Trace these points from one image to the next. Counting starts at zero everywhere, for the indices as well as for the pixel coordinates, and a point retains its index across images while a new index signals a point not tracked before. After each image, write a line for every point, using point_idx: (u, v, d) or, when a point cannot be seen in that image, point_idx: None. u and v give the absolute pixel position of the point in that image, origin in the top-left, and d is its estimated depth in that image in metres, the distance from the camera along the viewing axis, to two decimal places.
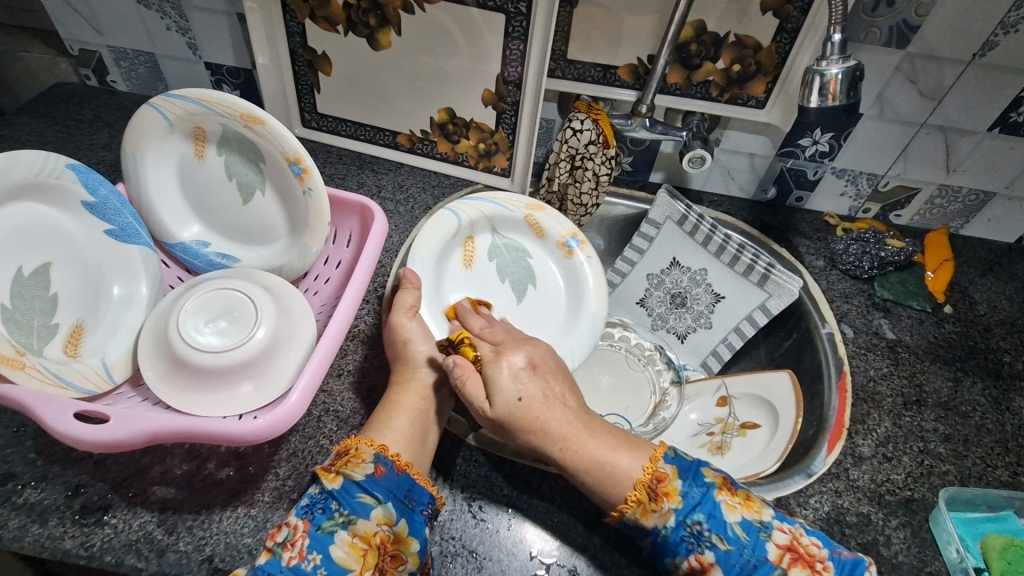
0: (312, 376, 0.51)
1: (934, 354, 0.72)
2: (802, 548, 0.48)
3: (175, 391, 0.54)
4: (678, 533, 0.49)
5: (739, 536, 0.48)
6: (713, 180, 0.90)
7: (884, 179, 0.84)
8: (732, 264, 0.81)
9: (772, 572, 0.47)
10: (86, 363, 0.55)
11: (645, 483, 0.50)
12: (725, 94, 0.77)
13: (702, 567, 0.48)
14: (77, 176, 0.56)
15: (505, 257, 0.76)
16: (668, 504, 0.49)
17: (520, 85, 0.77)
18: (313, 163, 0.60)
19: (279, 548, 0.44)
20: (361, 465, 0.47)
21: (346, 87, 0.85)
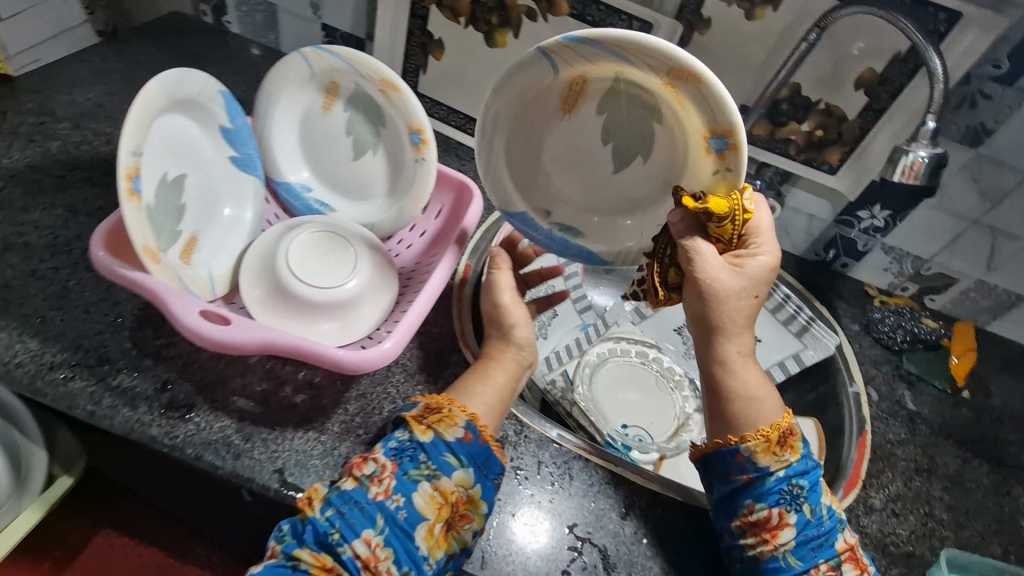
0: (406, 329, 0.55)
1: (948, 431, 0.77)
2: (860, 557, 0.54)
3: (274, 316, 0.59)
4: (777, 485, 0.53)
5: (824, 516, 0.53)
6: (769, 232, 0.96)
7: (927, 264, 0.89)
8: (775, 311, 0.88)
9: (834, 557, 0.52)
10: (196, 273, 0.59)
11: (780, 429, 0.54)
12: (801, 154, 0.83)
13: (780, 521, 0.52)
14: (226, 104, 0.61)
15: (623, 116, 0.61)
16: (789, 457, 0.54)
17: None
18: (432, 137, 0.65)
19: (366, 480, 0.48)
20: (454, 428, 0.52)
21: (451, 73, 0.90)
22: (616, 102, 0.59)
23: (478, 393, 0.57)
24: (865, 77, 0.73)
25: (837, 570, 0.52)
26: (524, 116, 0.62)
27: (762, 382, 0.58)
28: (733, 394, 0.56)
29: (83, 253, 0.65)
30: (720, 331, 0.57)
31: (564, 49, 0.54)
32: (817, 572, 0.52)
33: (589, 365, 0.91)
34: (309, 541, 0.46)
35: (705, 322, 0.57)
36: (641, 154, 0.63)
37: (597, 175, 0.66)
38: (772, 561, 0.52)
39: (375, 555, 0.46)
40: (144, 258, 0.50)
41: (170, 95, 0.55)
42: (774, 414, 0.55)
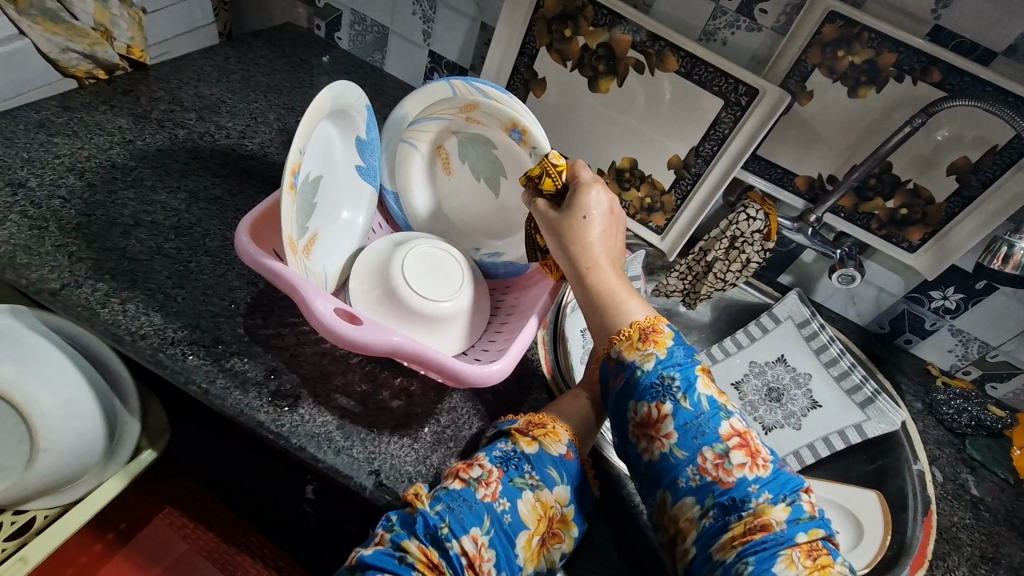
0: (516, 352, 0.57)
1: (1012, 521, 0.77)
2: (752, 443, 0.50)
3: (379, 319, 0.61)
4: (650, 379, 0.52)
5: (701, 404, 0.51)
6: (835, 299, 0.97)
7: (994, 350, 0.89)
8: (839, 378, 0.89)
9: (717, 443, 0.49)
10: (316, 268, 0.62)
11: (642, 327, 0.55)
12: (882, 229, 0.85)
13: (658, 414, 0.51)
14: (368, 118, 0.66)
15: (470, 150, 0.69)
16: (653, 350, 0.53)
17: (708, 161, 0.86)
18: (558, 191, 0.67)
19: (473, 482, 0.50)
20: (557, 443, 0.55)
21: (548, 111, 0.95)
22: (468, 148, 0.69)
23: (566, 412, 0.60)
24: (959, 164, 0.76)
25: (725, 457, 0.48)
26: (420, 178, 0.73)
27: (626, 287, 0.60)
28: (625, 304, 0.58)
29: (204, 238, 0.68)
30: (583, 246, 0.60)
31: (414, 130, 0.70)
32: (704, 462, 0.49)
33: None
34: (417, 532, 0.47)
35: (567, 252, 0.60)
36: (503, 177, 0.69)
37: (498, 210, 0.72)
38: (664, 460, 0.50)
39: (480, 554, 0.46)
40: (287, 249, 0.54)
41: (334, 103, 0.59)
42: (637, 313, 0.57)
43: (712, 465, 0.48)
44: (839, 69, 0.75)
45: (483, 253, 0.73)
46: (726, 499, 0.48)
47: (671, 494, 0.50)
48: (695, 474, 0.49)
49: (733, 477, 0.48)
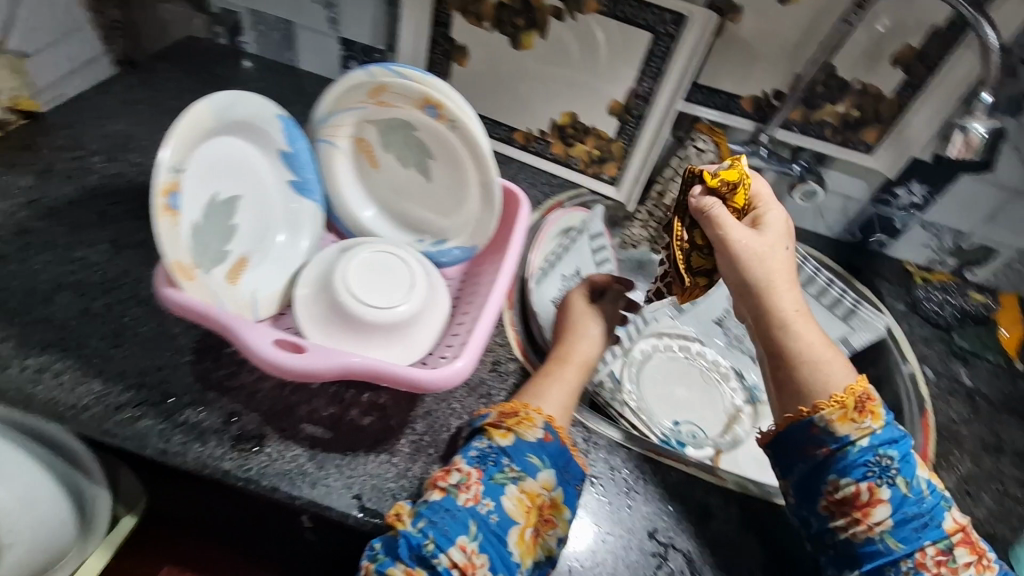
0: (476, 346, 0.55)
1: (1009, 405, 0.77)
2: (974, 539, 0.52)
3: (331, 336, 0.58)
4: (862, 457, 0.51)
5: (924, 492, 0.51)
6: (804, 216, 0.95)
7: (967, 237, 0.89)
8: (818, 297, 0.86)
9: (942, 538, 0.50)
10: (240, 294, 0.59)
11: (856, 395, 0.52)
12: (838, 136, 0.82)
13: (872, 495, 0.50)
14: (284, 128, 0.62)
15: (392, 136, 0.65)
16: (870, 423, 0.51)
17: (648, 101, 0.83)
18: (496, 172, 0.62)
19: (454, 488, 0.49)
20: (534, 428, 0.54)
21: (476, 79, 0.89)
22: (394, 135, 0.64)
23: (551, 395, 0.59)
24: (904, 53, 0.72)
25: (950, 555, 0.50)
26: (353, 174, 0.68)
27: (826, 342, 0.55)
28: (829, 368, 0.53)
29: (134, 288, 0.64)
30: (771, 288, 0.56)
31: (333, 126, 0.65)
32: (923, 556, 0.50)
33: (635, 364, 0.90)
34: (406, 554, 0.46)
35: (745, 281, 0.57)
36: (434, 161, 0.64)
37: (436, 194, 0.67)
38: (869, 544, 0.50)
39: (472, 562, 0.46)
40: (177, 275, 0.50)
41: (222, 118, 0.55)
42: (847, 378, 0.53)
43: (932, 562, 0.50)
44: None
45: (426, 244, 0.69)
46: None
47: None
48: (908, 567, 0.49)
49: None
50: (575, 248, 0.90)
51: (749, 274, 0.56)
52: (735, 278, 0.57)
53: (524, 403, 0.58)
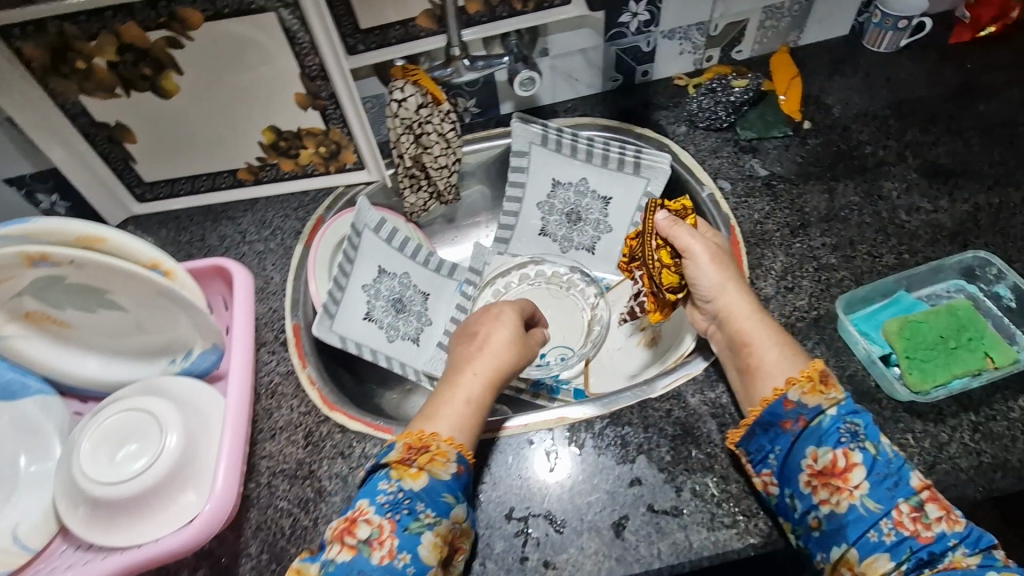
0: (233, 462, 0.56)
1: (805, 173, 0.75)
2: (943, 497, 0.47)
3: (120, 528, 0.53)
4: (834, 424, 0.49)
5: (892, 452, 0.48)
6: (561, 89, 0.88)
7: (712, 23, 0.84)
8: (605, 164, 0.84)
9: (914, 494, 0.46)
10: None
11: (819, 369, 0.50)
12: (529, 3, 0.74)
13: (846, 461, 0.47)
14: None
15: (51, 293, 0.57)
16: (836, 393, 0.49)
17: (326, 76, 0.73)
18: (173, 262, 0.57)
19: (366, 546, 0.47)
20: (447, 464, 0.51)
21: (159, 146, 0.79)
22: (51, 295, 0.57)
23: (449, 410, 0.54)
24: None
25: (922, 509, 0.46)
26: (62, 348, 0.61)
27: (777, 333, 0.55)
28: (765, 345, 0.54)
29: None
30: (722, 290, 0.58)
31: None
32: (899, 514, 0.46)
33: None
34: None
35: (713, 283, 0.58)
36: (107, 290, 0.57)
37: (143, 313, 0.60)
38: (850, 513, 0.46)
39: None
40: None
41: None
42: (799, 363, 0.52)
43: (909, 520, 0.45)
44: None
45: (179, 362, 0.63)
46: (924, 556, 0.44)
47: (857, 549, 0.46)
48: (888, 528, 0.45)
49: (932, 531, 0.45)
50: (363, 251, 0.80)
51: (709, 287, 0.58)
52: (712, 281, 0.58)
53: (423, 431, 0.53)
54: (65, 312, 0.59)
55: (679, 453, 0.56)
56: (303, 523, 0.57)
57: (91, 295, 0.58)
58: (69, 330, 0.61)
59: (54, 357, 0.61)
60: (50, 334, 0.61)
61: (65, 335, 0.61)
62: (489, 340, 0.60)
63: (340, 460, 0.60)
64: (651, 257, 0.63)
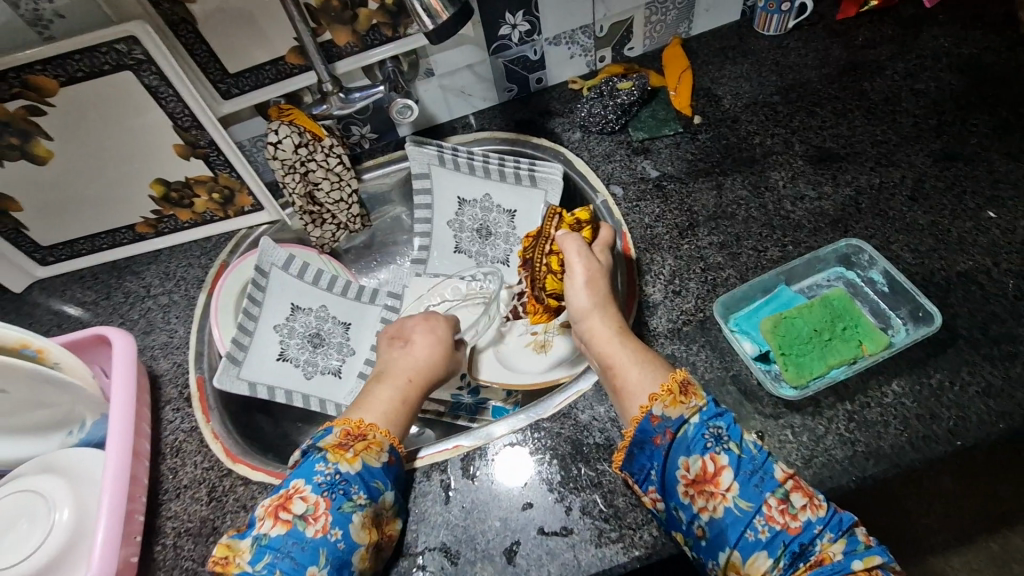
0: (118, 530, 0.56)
1: (696, 170, 0.75)
2: (804, 484, 0.48)
3: None
4: (699, 431, 0.49)
5: (754, 449, 0.49)
6: (455, 106, 0.87)
7: (597, 24, 0.83)
8: (503, 178, 0.84)
9: (779, 487, 0.47)
10: None
11: (677, 380, 0.52)
12: (399, 29, 0.73)
13: (714, 467, 0.48)
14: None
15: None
16: (696, 400, 0.51)
17: (201, 125, 0.72)
18: (46, 341, 0.59)
19: (302, 521, 0.50)
20: (378, 453, 0.55)
21: (47, 211, 0.78)
22: None
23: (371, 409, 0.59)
24: None
25: (788, 501, 0.46)
26: None
27: (641, 351, 0.56)
28: (626, 366, 0.55)
29: None
30: (591, 314, 0.59)
31: None
32: (769, 509, 0.46)
33: None
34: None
35: (589, 307, 0.59)
36: None
37: (28, 392, 0.60)
38: (727, 515, 0.47)
39: None
40: None
41: None
42: (659, 377, 0.53)
43: (778, 513, 0.46)
44: None
45: (76, 433, 0.63)
46: (796, 548, 0.45)
47: (739, 552, 0.46)
48: (762, 525, 0.46)
49: (800, 521, 0.46)
50: (272, 289, 0.80)
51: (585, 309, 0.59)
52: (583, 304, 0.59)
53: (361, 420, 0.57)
54: None
55: (568, 473, 0.57)
56: None
57: None
58: None
59: None
60: None
61: None
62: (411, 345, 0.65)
63: (242, 513, 0.61)
64: (541, 261, 0.69)
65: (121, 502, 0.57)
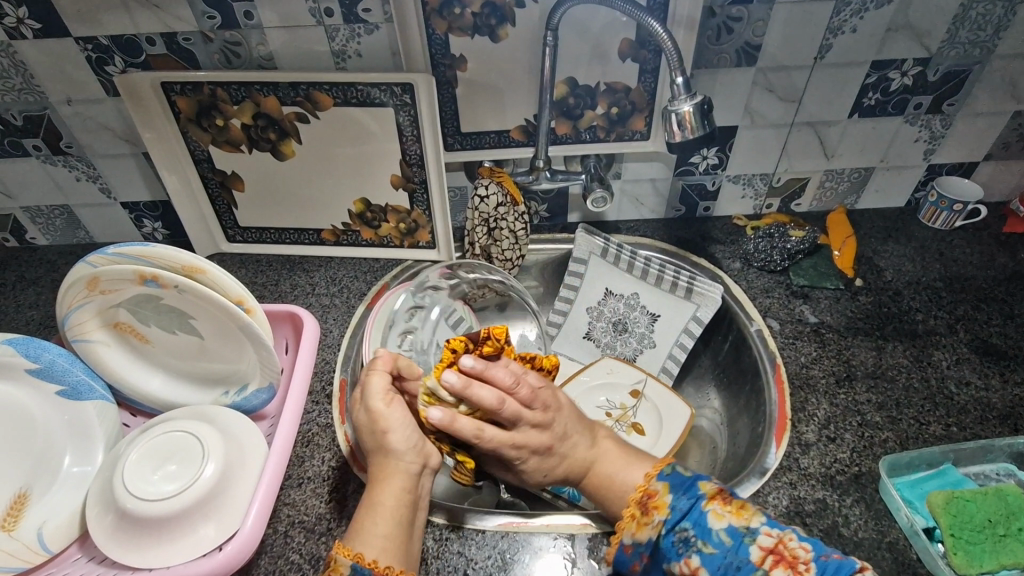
0: (265, 500, 0.58)
1: (855, 328, 0.78)
2: (788, 551, 0.48)
3: (144, 551, 0.54)
4: (668, 542, 0.52)
5: (723, 542, 0.49)
6: (626, 210, 0.95)
7: (775, 175, 0.91)
8: (658, 284, 0.86)
9: (755, 573, 0.48)
10: (20, 538, 0.55)
11: (639, 500, 0.54)
12: (612, 134, 0.83)
13: (691, 574, 0.50)
14: (16, 348, 0.58)
15: (143, 311, 0.63)
16: (657, 518, 0.52)
17: (422, 165, 0.82)
18: (257, 303, 0.62)
19: None
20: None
21: (261, 197, 0.88)
22: (142, 310, 0.62)
23: (370, 529, 0.51)
24: (625, 47, 0.74)
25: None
26: (131, 360, 0.66)
27: (623, 457, 0.59)
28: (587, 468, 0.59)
29: None
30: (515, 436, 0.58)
31: (78, 327, 0.62)
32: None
33: None
34: None
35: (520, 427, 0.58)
36: (192, 316, 0.62)
37: (213, 344, 0.65)
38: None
39: None
40: None
41: None
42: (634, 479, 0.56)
43: None
44: (467, 24, 0.71)
45: (231, 394, 0.66)
46: None
47: None
48: None
49: None
50: (424, 323, 0.80)
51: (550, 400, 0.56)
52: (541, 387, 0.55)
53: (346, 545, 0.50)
54: (150, 330, 0.64)
55: None
56: None
57: (177, 320, 0.63)
58: (146, 344, 0.66)
59: (123, 367, 0.65)
60: (128, 344, 0.66)
61: (140, 347, 0.66)
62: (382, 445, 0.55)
63: None
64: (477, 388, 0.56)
65: (269, 496, 0.59)
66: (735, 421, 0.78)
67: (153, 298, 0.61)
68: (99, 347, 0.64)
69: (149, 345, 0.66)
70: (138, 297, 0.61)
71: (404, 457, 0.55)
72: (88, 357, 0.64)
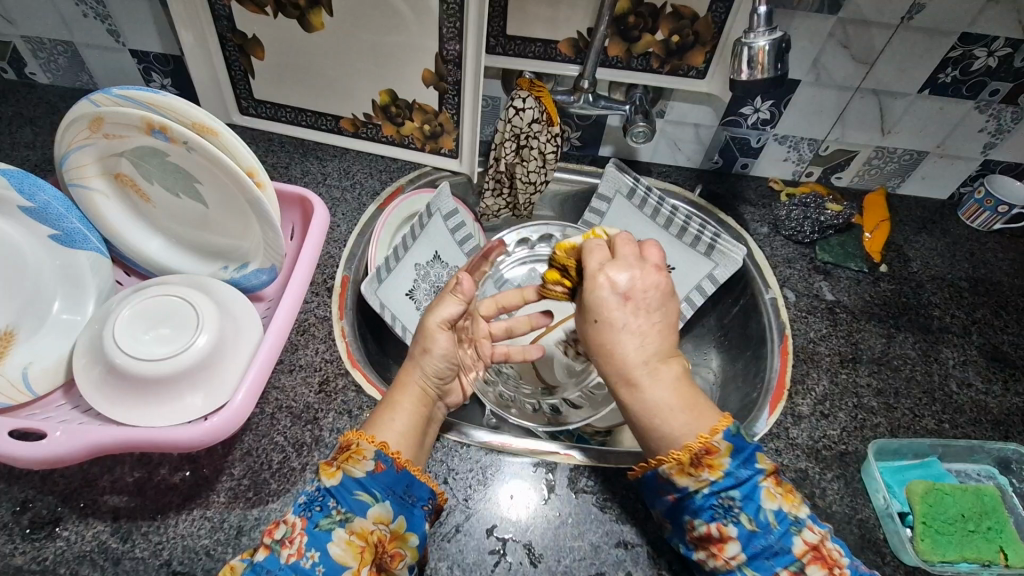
0: (257, 380, 0.56)
1: (869, 312, 0.76)
2: (827, 551, 0.46)
3: (129, 409, 0.53)
4: (707, 502, 0.48)
5: (769, 523, 0.46)
6: (660, 152, 0.91)
7: (824, 143, 0.86)
8: (680, 236, 0.81)
9: (792, 564, 0.46)
10: (3, 375, 0.54)
11: (692, 450, 0.47)
12: (666, 65, 0.77)
13: (720, 536, 0.47)
14: (10, 181, 0.55)
15: (146, 166, 0.59)
16: (706, 475, 0.47)
17: (459, 64, 0.76)
18: (268, 178, 0.58)
19: (277, 545, 0.46)
20: (363, 462, 0.49)
21: (280, 71, 0.82)
22: (145, 165, 0.59)
23: (388, 422, 0.53)
24: None
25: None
26: (132, 217, 0.64)
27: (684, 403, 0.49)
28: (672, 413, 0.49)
29: None
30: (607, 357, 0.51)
31: (77, 172, 0.59)
32: None
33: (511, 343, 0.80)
34: None
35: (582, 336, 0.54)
36: (197, 181, 0.59)
37: (215, 215, 0.62)
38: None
39: None
40: None
41: None
42: (686, 433, 0.48)
43: None
44: None
45: (231, 270, 0.64)
46: None
47: None
48: None
49: None
50: (428, 233, 0.78)
51: (603, 331, 0.51)
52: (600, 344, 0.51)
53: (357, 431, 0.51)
54: (154, 189, 0.61)
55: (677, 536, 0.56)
56: (292, 464, 0.56)
57: (183, 183, 0.60)
58: (147, 205, 0.63)
59: (123, 224, 0.63)
60: (129, 200, 0.63)
61: (141, 206, 0.63)
62: (425, 365, 0.56)
63: (345, 417, 0.60)
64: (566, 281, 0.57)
65: (261, 377, 0.56)
66: (729, 384, 0.78)
67: (156, 153, 0.57)
68: (97, 198, 0.61)
69: (152, 207, 0.63)
70: (143, 150, 0.57)
71: (429, 377, 0.56)
72: (88, 207, 0.61)
